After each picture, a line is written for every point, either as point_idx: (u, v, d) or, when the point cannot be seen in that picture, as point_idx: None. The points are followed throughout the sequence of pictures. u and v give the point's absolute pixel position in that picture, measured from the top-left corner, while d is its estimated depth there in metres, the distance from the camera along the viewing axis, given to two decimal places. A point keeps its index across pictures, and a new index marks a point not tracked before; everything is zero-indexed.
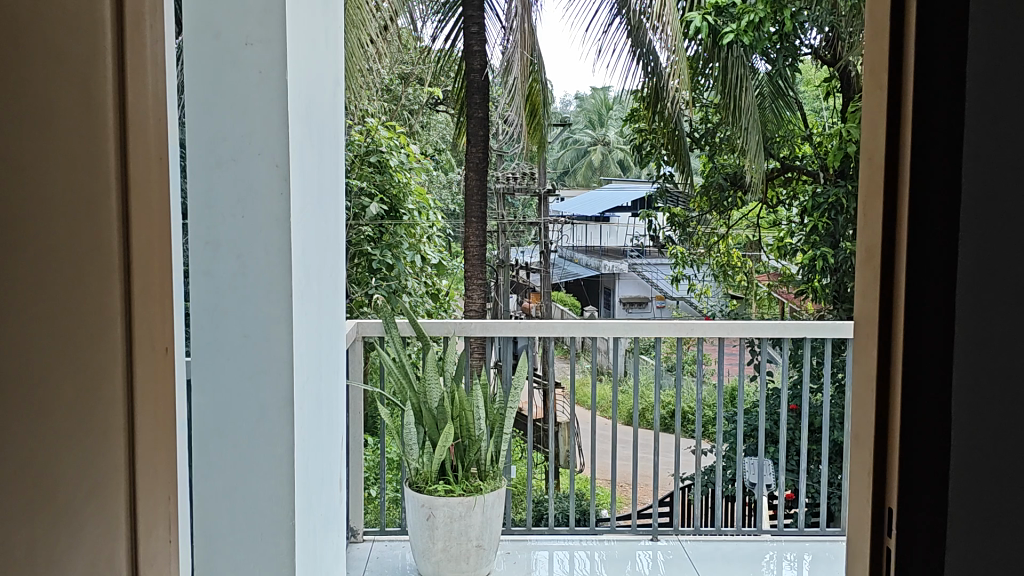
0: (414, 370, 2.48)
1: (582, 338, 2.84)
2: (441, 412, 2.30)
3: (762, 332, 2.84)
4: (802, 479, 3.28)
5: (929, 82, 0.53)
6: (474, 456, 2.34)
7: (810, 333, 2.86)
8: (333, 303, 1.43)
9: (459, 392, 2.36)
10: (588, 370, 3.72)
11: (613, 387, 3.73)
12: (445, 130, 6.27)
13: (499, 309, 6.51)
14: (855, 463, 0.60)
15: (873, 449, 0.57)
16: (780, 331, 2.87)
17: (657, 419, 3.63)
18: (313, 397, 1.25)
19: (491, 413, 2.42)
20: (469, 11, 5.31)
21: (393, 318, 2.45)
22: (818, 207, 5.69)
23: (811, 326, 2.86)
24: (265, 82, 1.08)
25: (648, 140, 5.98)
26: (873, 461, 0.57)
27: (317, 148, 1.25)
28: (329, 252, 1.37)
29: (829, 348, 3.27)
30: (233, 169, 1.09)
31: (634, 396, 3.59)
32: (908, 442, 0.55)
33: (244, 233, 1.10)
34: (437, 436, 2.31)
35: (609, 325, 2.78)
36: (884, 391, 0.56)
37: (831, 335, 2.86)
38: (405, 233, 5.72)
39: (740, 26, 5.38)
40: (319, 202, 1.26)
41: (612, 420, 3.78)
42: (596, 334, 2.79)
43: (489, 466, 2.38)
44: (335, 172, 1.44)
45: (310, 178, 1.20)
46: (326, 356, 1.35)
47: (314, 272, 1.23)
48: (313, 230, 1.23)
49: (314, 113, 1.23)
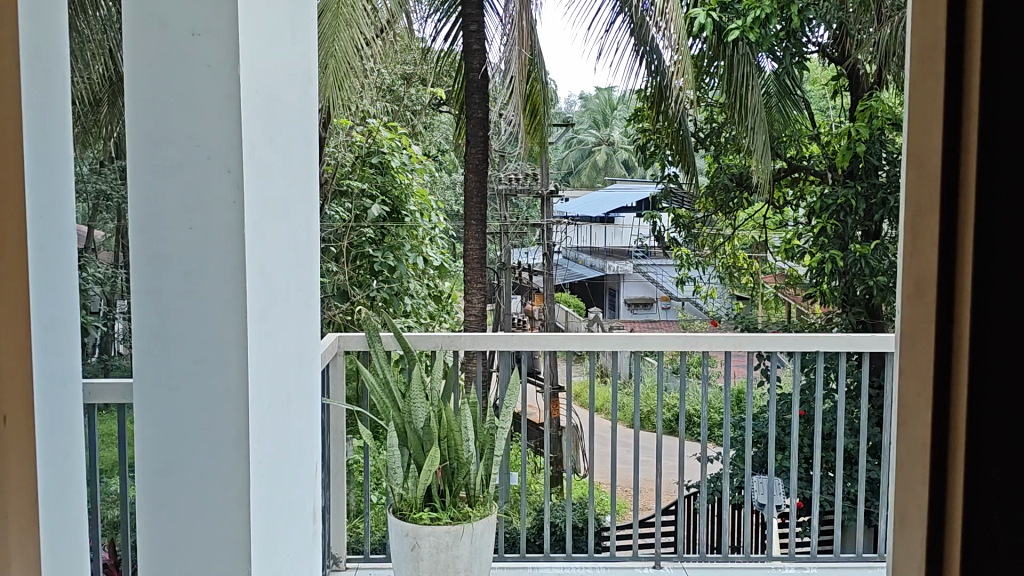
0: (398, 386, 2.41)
1: (582, 353, 2.72)
2: (427, 433, 2.26)
3: (769, 346, 2.71)
4: (816, 493, 3.13)
5: (1003, 52, 0.39)
6: (462, 481, 2.29)
7: (821, 349, 2.76)
8: (303, 322, 1.30)
9: (447, 412, 2.31)
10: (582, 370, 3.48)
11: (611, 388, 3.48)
12: (447, 131, 7.43)
13: (501, 310, 7.38)
14: (899, 561, 0.46)
15: (925, 544, 0.43)
16: (790, 346, 2.76)
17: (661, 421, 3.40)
18: (277, 426, 1.13)
19: (480, 434, 2.36)
20: (469, 9, 5.24)
21: (377, 332, 2.37)
22: (826, 208, 5.82)
23: (820, 340, 2.75)
24: (215, 76, 0.96)
25: (652, 140, 6.34)
26: (924, 559, 0.43)
27: (279, 151, 1.13)
28: (298, 265, 1.25)
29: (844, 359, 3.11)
30: (180, 172, 0.97)
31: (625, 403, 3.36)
32: (972, 535, 0.40)
33: (194, 245, 0.98)
34: (423, 458, 2.27)
35: (604, 338, 2.66)
36: (941, 468, 0.42)
37: (845, 349, 2.75)
38: (406, 234, 6.59)
39: (745, 22, 5.20)
40: (281, 210, 1.13)
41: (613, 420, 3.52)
42: (596, 349, 2.67)
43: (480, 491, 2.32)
44: (306, 177, 1.32)
45: (269, 184, 1.08)
46: (294, 379, 1.23)
47: (276, 287, 1.11)
48: (275, 241, 1.10)
49: (274, 111, 1.10)
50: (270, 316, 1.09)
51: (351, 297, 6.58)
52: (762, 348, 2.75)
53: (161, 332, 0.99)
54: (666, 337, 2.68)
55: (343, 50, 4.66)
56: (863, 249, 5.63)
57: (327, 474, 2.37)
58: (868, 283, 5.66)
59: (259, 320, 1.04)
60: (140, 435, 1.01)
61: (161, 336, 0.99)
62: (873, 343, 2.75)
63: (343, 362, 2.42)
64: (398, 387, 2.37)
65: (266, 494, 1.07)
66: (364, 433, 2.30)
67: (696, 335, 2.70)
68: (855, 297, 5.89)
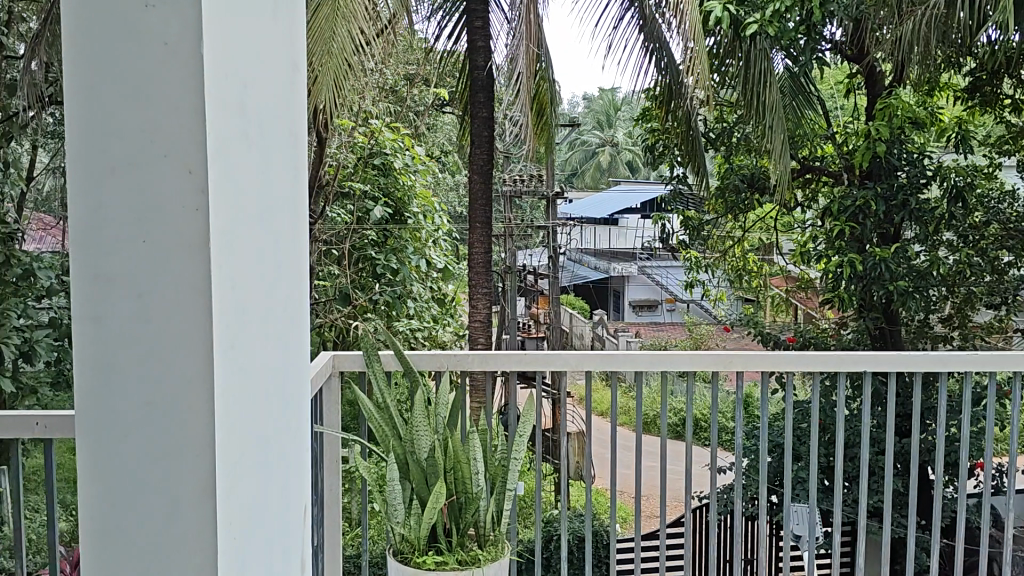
0: (397, 411, 2.25)
1: (600, 372, 2.56)
2: (431, 465, 2.11)
3: (815, 365, 2.55)
4: (847, 519, 2.98)
5: None
6: (471, 518, 2.13)
7: (868, 367, 2.58)
8: (290, 344, 1.13)
9: (454, 441, 2.15)
10: (586, 374, 3.04)
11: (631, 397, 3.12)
12: (450, 130, 8.50)
13: (513, 303, 8.61)
14: None
15: None
16: (835, 366, 2.58)
17: (674, 429, 3.09)
18: (256, 473, 0.95)
19: (491, 466, 2.21)
20: (474, 4, 5.10)
21: (377, 350, 2.20)
22: (844, 211, 5.66)
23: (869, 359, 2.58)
24: (174, 55, 0.79)
25: (660, 140, 6.41)
26: None
27: (257, 148, 0.96)
28: (282, 280, 1.08)
29: (879, 379, 2.93)
30: (133, 176, 0.81)
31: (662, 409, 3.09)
32: None
33: (150, 263, 0.81)
34: (427, 493, 2.11)
35: (630, 356, 2.48)
36: None
37: (889, 369, 2.58)
38: (410, 236, 6.58)
39: (764, 17, 4.96)
40: (260, 217, 0.96)
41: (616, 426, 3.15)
42: (618, 368, 2.51)
43: (490, 528, 2.17)
44: (292, 177, 1.14)
45: (244, 185, 0.90)
46: (277, 416, 1.05)
47: (253, 309, 0.94)
48: (252, 252, 0.93)
49: (250, 99, 0.93)
50: (248, 343, 0.91)
51: (354, 300, 6.53)
52: (803, 368, 2.58)
53: (112, 365, 0.83)
54: (697, 354, 2.52)
55: (340, 46, 4.43)
56: (884, 250, 5.46)
57: (320, 508, 2.20)
58: (888, 287, 5.51)
59: (235, 351, 0.87)
60: (82, 490, 0.84)
61: (108, 368, 0.83)
62: (924, 363, 2.59)
63: (338, 384, 2.26)
64: (398, 413, 2.21)
65: (244, 558, 0.90)
66: (358, 465, 2.13)
67: (730, 353, 2.55)
68: (872, 302, 5.80)
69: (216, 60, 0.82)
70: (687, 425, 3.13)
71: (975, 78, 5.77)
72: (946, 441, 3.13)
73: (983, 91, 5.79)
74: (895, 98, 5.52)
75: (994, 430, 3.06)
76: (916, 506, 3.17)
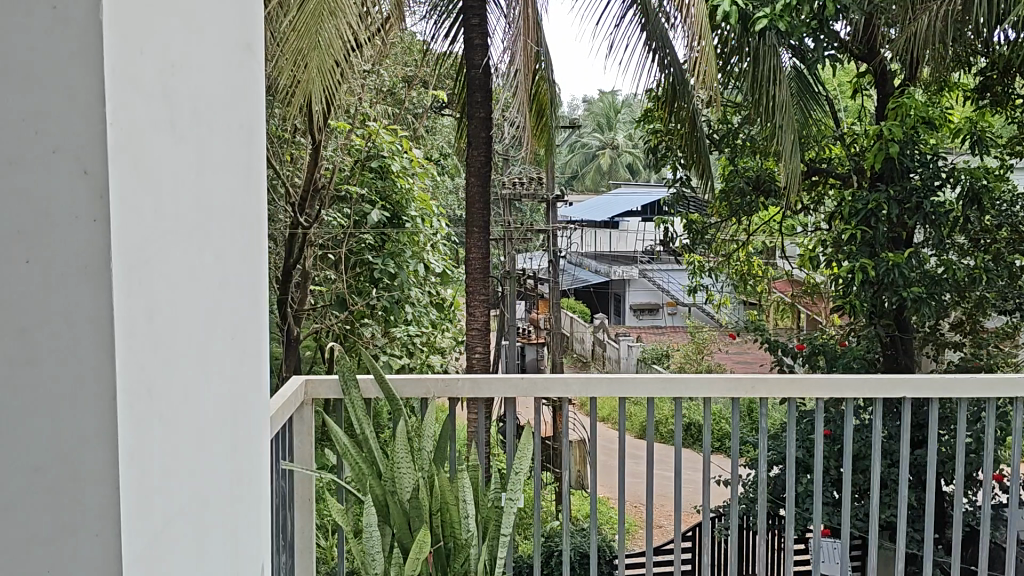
0: (377, 446, 2.19)
1: (614, 397, 2.47)
2: (414, 507, 2.06)
3: (848, 391, 2.42)
4: (870, 547, 2.81)
5: None
6: (460, 566, 2.06)
7: (906, 393, 2.47)
8: (243, 378, 0.94)
9: (440, 481, 2.09)
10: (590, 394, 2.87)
11: (652, 420, 2.83)
12: (448, 133, 8.35)
13: (513, 310, 8.47)
14: None
15: None
16: (872, 392, 2.46)
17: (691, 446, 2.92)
18: (188, 547, 0.77)
19: (484, 510, 2.13)
20: (470, 2, 4.95)
21: (353, 374, 2.16)
22: (856, 214, 5.48)
23: (910, 384, 2.47)
24: (66, 26, 0.60)
25: (663, 142, 6.26)
26: None
27: (189, 149, 0.76)
28: (228, 304, 0.88)
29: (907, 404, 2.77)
30: (13, 179, 0.61)
31: (678, 429, 2.89)
32: None
33: (37, 292, 0.62)
34: (409, 540, 2.04)
35: (645, 382, 2.40)
36: None
37: (928, 394, 2.48)
38: (407, 240, 6.36)
39: (775, 10, 4.77)
40: (193, 232, 0.77)
41: (619, 432, 2.93)
42: (631, 390, 2.42)
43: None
44: (246, 183, 0.95)
45: (169, 194, 0.71)
46: (222, 470, 0.87)
47: (180, 347, 0.74)
48: (179, 278, 0.74)
49: (179, 86, 0.74)
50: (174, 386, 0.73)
51: (350, 305, 6.55)
52: (837, 393, 2.45)
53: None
54: (716, 380, 2.42)
55: (328, 43, 4.21)
56: (898, 256, 5.27)
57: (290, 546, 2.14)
58: (902, 294, 5.31)
59: (151, 405, 0.68)
60: None
61: None
62: (966, 388, 2.47)
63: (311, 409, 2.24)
64: (378, 447, 2.15)
65: None
66: (332, 506, 2.05)
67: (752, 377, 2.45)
68: (883, 309, 5.62)
69: (121, 36, 0.63)
70: (706, 433, 2.96)
71: (985, 78, 5.64)
72: (974, 463, 2.96)
73: (994, 91, 5.63)
74: (907, 97, 5.36)
75: (1019, 445, 2.86)
76: (941, 529, 2.99)
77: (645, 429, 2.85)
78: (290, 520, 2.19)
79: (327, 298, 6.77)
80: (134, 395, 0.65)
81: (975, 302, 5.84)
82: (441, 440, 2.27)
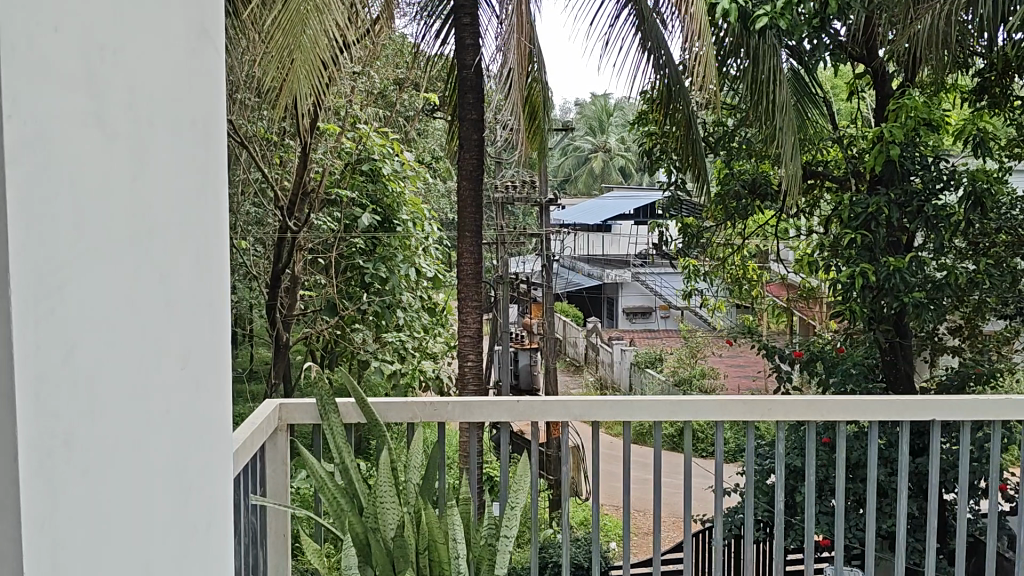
0: (358, 477, 2.18)
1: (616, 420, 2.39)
2: (399, 547, 2.03)
3: (870, 414, 2.35)
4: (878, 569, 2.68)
5: None
6: None
7: (922, 416, 2.38)
8: (197, 416, 0.81)
9: (427, 516, 2.07)
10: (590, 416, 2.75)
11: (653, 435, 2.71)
12: (441, 136, 8.27)
13: (505, 315, 8.39)
14: None
15: None
16: (897, 414, 2.39)
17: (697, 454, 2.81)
18: None
19: (475, 549, 2.13)
20: (461, 0, 4.83)
21: (329, 400, 2.16)
22: (857, 218, 5.38)
23: (927, 407, 2.38)
24: None
25: (658, 145, 6.17)
26: None
27: (117, 144, 0.63)
28: (174, 330, 0.75)
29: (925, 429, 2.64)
30: None
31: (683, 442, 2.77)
32: None
33: None
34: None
35: (651, 405, 2.33)
36: None
37: (947, 416, 2.38)
38: (399, 244, 6.28)
39: (775, 9, 4.67)
40: (126, 248, 0.64)
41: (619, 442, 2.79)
42: (631, 414, 2.34)
43: None
44: (197, 189, 0.82)
45: (96, 207, 0.59)
46: (164, 531, 0.72)
47: (107, 387, 0.60)
48: (107, 306, 0.61)
49: (105, 72, 0.62)
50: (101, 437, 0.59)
51: (341, 310, 6.42)
52: (858, 416, 2.37)
53: None
54: (728, 402, 2.34)
55: (313, 40, 4.05)
56: (899, 261, 5.18)
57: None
58: (902, 299, 5.22)
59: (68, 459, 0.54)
60: None
61: None
62: (984, 410, 2.38)
63: (285, 435, 2.25)
64: (358, 478, 2.16)
65: None
66: (308, 544, 1.91)
67: (766, 399, 2.39)
68: (882, 315, 5.55)
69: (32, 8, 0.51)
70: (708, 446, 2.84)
71: (983, 79, 5.54)
72: (986, 478, 2.83)
73: (992, 92, 5.53)
74: (907, 98, 5.26)
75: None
76: (953, 548, 2.86)
77: (653, 436, 2.72)
78: (262, 556, 2.18)
79: (317, 303, 6.66)
80: (49, 448, 0.52)
81: (974, 306, 5.74)
82: (430, 467, 2.24)
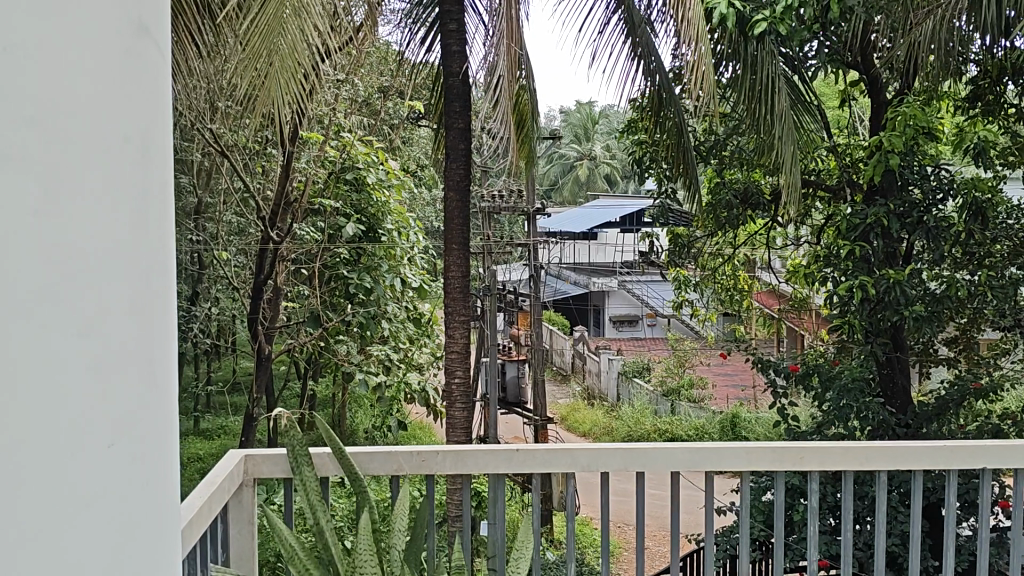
0: (332, 534, 2.08)
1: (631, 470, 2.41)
2: None
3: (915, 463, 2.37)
4: None
5: None
6: None
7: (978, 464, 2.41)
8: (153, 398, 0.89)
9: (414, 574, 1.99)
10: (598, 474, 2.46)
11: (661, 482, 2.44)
12: (426, 145, 8.12)
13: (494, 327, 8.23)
14: None
15: None
16: (941, 464, 2.41)
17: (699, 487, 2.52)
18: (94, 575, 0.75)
19: None
20: (447, 5, 4.69)
21: (302, 452, 2.06)
22: (852, 228, 5.26)
23: (969, 452, 2.41)
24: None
25: (648, 154, 6.04)
26: None
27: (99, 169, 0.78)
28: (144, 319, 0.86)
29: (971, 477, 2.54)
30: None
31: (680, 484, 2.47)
32: None
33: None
34: None
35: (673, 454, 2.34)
36: None
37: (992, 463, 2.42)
38: (384, 255, 6.13)
39: (773, 14, 4.54)
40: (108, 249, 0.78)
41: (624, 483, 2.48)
42: (651, 465, 2.35)
43: None
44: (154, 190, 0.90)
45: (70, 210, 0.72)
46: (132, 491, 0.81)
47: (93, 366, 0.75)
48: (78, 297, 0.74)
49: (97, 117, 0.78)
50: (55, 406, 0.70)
51: (324, 322, 6.23)
52: (904, 465, 2.40)
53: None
54: (756, 451, 2.37)
55: (291, 45, 3.88)
56: (898, 273, 5.04)
57: None
58: (903, 312, 5.09)
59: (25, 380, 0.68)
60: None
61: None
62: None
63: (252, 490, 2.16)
64: (334, 534, 2.06)
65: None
66: None
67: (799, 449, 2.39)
68: (878, 328, 5.45)
69: (9, 12, 0.67)
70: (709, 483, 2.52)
71: (977, 86, 5.45)
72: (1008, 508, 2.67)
73: (985, 100, 5.44)
74: (905, 105, 5.11)
75: None
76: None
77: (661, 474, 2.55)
78: None
79: (298, 315, 6.48)
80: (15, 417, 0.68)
81: (971, 317, 5.61)
82: (414, 525, 2.18)
